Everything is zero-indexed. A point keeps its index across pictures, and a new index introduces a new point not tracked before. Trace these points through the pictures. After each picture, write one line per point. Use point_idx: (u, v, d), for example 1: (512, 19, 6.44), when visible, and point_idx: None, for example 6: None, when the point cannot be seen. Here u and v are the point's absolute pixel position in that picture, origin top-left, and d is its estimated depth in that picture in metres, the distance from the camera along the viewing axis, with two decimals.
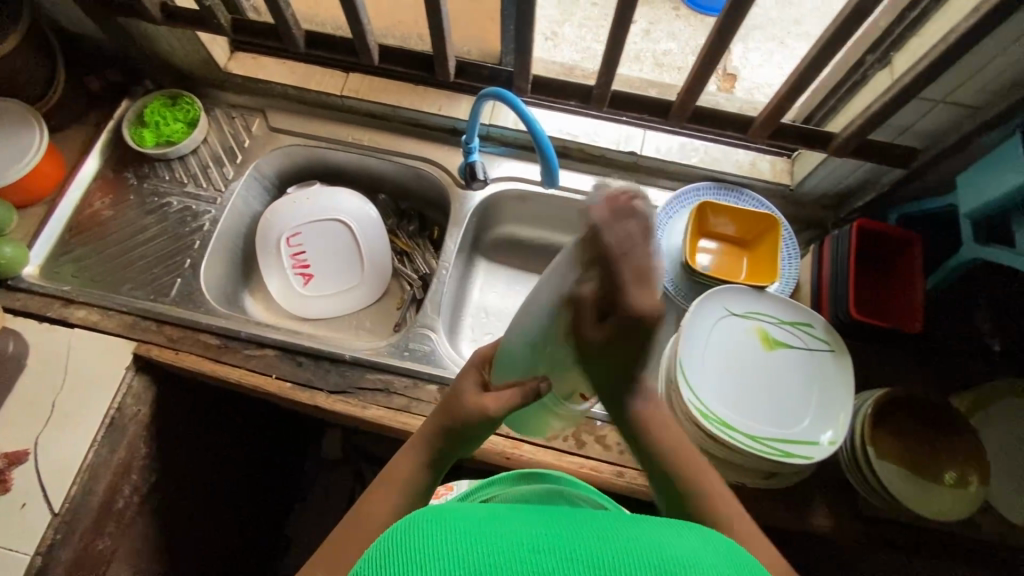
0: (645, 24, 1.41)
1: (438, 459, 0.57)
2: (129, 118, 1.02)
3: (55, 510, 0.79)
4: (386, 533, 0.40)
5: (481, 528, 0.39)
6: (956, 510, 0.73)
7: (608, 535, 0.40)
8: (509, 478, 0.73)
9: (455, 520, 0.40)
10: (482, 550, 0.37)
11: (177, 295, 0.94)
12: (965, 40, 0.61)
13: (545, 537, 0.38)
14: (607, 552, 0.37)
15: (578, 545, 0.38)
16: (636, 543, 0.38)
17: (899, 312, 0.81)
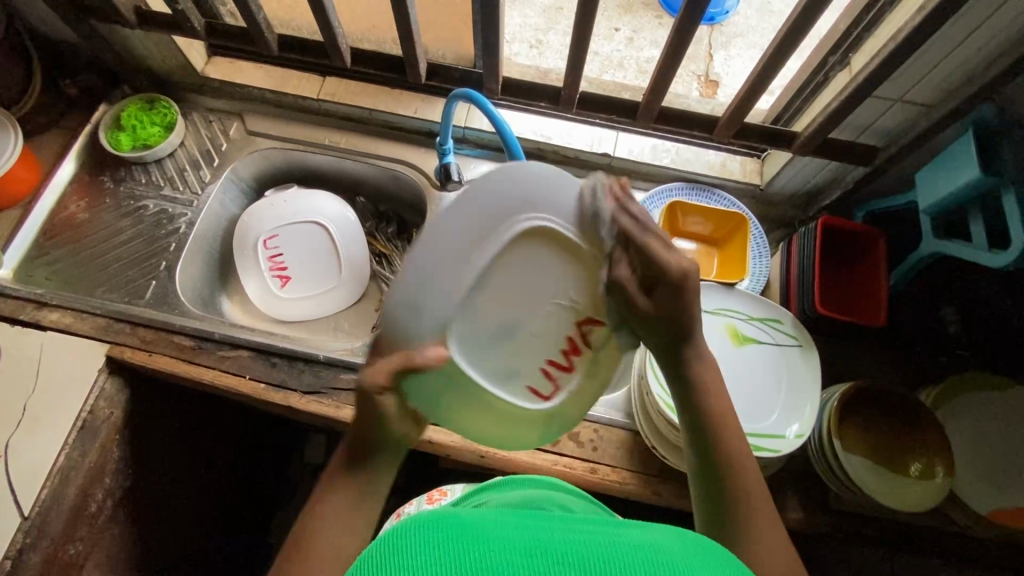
0: (629, 32, 1.43)
1: (360, 467, 0.49)
2: (106, 122, 1.03)
3: (25, 514, 0.79)
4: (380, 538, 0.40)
5: (473, 534, 0.40)
6: (926, 501, 0.73)
7: (592, 537, 0.41)
8: (497, 484, 0.74)
9: (447, 524, 0.41)
10: (475, 553, 0.38)
11: (152, 297, 0.95)
12: (912, 39, 0.63)
13: (536, 542, 0.40)
14: (596, 553, 0.39)
15: (569, 549, 0.39)
16: (621, 544, 0.40)
17: (864, 307, 0.82)
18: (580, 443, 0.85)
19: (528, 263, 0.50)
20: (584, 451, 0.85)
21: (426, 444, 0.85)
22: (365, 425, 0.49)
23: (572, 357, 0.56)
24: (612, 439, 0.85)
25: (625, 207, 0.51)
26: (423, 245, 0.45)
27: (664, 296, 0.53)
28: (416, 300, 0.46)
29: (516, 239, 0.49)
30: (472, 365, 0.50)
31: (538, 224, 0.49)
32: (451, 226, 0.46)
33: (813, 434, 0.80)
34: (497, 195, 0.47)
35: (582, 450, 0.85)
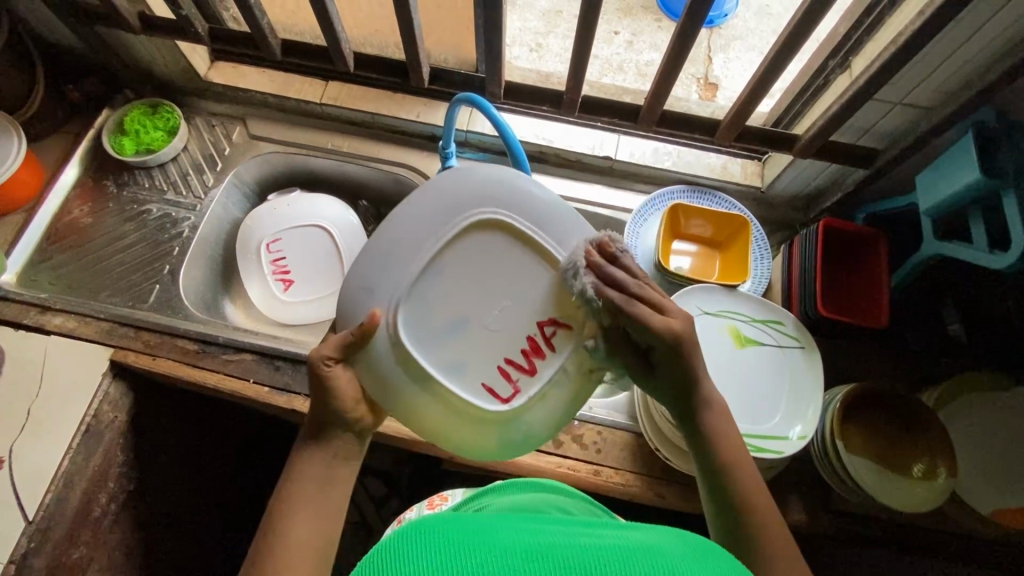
0: (628, 35, 1.44)
1: (319, 446, 0.53)
2: (109, 127, 1.03)
3: (29, 518, 0.78)
4: (382, 544, 0.41)
5: (475, 541, 0.40)
6: (926, 501, 0.74)
7: (592, 544, 0.41)
8: (500, 488, 0.74)
9: (449, 533, 0.41)
10: (477, 560, 0.38)
11: (155, 301, 0.95)
12: (913, 42, 0.64)
13: (537, 549, 0.40)
14: (595, 558, 0.39)
15: (570, 555, 0.39)
16: (621, 550, 0.40)
17: (866, 309, 0.83)
18: (584, 445, 0.85)
19: (479, 258, 0.58)
20: (588, 453, 0.85)
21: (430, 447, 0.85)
22: (319, 403, 0.55)
23: (534, 359, 0.59)
24: (615, 441, 0.85)
25: (602, 267, 0.57)
26: (382, 234, 0.57)
27: (661, 360, 0.59)
28: (372, 278, 0.56)
29: (465, 235, 0.57)
30: (423, 349, 0.57)
31: (485, 216, 0.57)
32: (405, 219, 0.57)
33: (816, 436, 0.80)
34: (448, 195, 0.57)
35: (585, 452, 0.85)
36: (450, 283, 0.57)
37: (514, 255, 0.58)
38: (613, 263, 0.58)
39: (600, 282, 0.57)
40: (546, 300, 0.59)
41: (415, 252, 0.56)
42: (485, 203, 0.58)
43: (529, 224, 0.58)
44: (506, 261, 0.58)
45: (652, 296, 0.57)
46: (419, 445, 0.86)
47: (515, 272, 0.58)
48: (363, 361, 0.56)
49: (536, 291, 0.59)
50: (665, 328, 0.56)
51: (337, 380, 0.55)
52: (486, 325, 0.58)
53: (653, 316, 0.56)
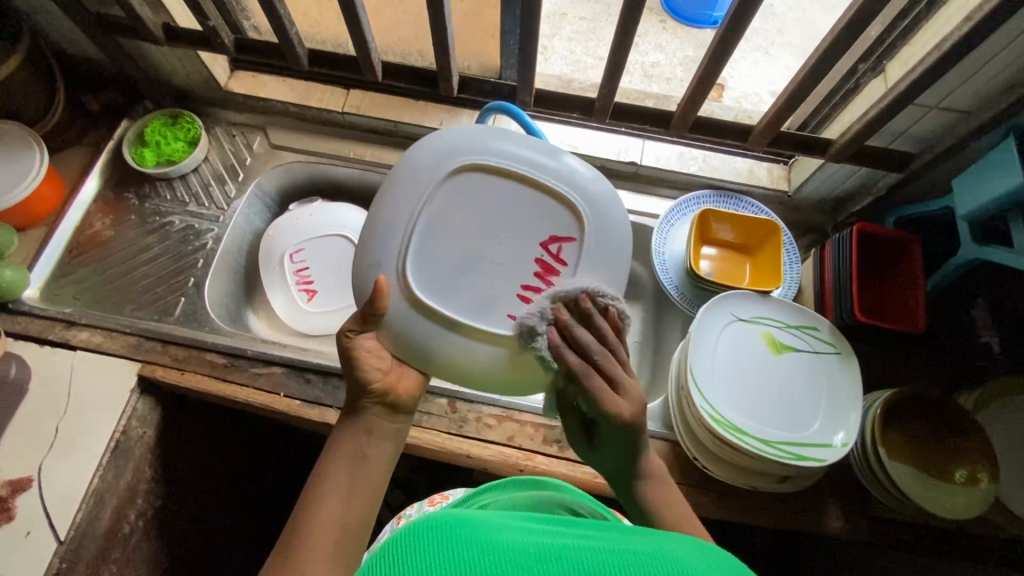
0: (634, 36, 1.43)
1: (353, 425, 0.57)
2: (130, 138, 1.02)
3: (61, 538, 0.78)
4: (390, 539, 0.41)
5: (484, 539, 0.40)
6: (971, 508, 0.74)
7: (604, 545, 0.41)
8: (508, 484, 0.72)
9: (460, 531, 0.41)
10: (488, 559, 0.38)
11: (181, 314, 0.94)
12: (959, 48, 0.63)
13: (546, 549, 0.40)
14: (607, 562, 0.39)
15: (578, 557, 0.39)
16: (635, 555, 0.40)
17: (902, 314, 0.82)
18: None
19: (468, 203, 0.64)
20: None
21: (464, 457, 0.84)
22: (351, 380, 0.58)
23: (549, 279, 0.64)
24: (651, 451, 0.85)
25: (569, 324, 0.57)
26: (372, 217, 0.63)
27: (605, 439, 0.59)
28: (374, 255, 0.62)
29: (448, 186, 0.64)
30: (445, 300, 0.62)
31: (445, 170, 0.63)
32: (388, 195, 0.63)
33: (857, 443, 0.80)
34: (416, 162, 0.64)
35: None
36: (453, 236, 0.63)
37: (500, 193, 0.64)
38: (586, 319, 0.58)
39: (560, 342, 0.56)
40: (539, 224, 0.65)
41: (406, 219, 0.62)
42: (452, 153, 0.64)
43: (501, 156, 0.65)
44: (484, 179, 0.64)
45: (611, 370, 0.55)
46: (452, 457, 0.85)
47: (508, 209, 0.64)
48: (387, 325, 0.61)
49: (534, 223, 0.65)
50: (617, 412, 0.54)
51: (365, 353, 0.59)
52: (493, 262, 0.63)
53: (607, 395, 0.54)
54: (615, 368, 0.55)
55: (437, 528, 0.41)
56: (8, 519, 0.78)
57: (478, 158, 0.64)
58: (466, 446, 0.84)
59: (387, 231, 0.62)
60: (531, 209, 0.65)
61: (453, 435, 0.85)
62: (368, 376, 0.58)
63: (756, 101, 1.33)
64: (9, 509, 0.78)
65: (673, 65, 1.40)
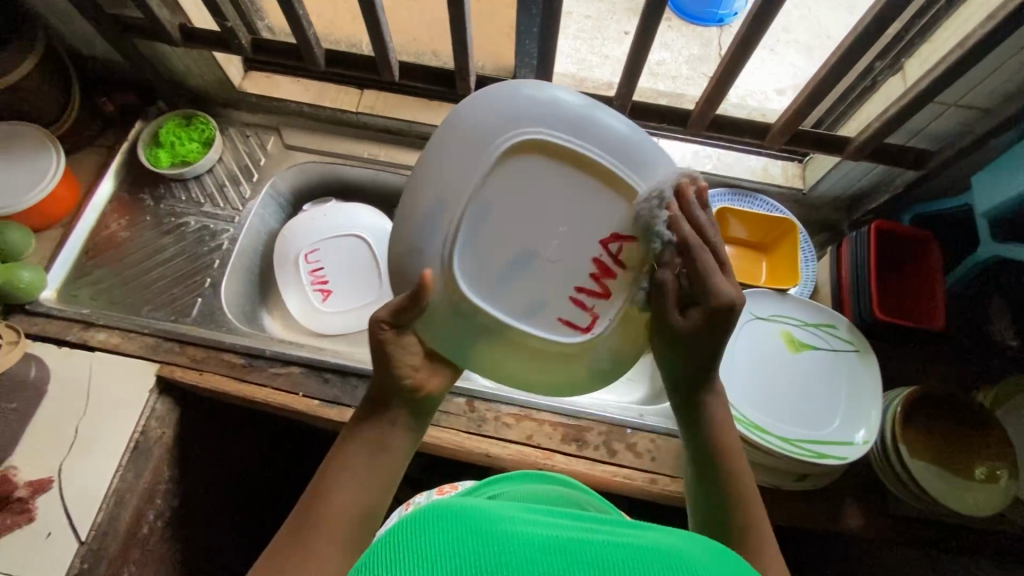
0: None
1: (376, 422, 0.57)
2: (144, 139, 1.02)
3: (82, 538, 0.78)
4: (398, 527, 0.42)
5: (489, 529, 0.41)
6: (992, 505, 0.74)
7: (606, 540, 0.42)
8: (510, 478, 0.71)
9: (466, 520, 0.42)
10: (493, 551, 0.39)
11: (198, 315, 0.95)
12: (983, 45, 0.63)
13: (550, 541, 0.41)
14: (609, 558, 0.39)
15: (580, 551, 0.40)
16: (637, 551, 0.40)
17: (921, 311, 0.82)
18: (639, 454, 0.84)
19: (524, 188, 0.57)
20: (643, 462, 0.84)
21: (482, 456, 0.84)
22: (381, 375, 0.57)
23: (606, 281, 0.59)
24: (669, 449, 0.84)
25: (683, 211, 0.57)
26: (416, 192, 0.57)
27: (698, 320, 0.57)
28: (417, 241, 0.56)
29: (504, 165, 0.57)
30: (491, 300, 0.58)
31: (502, 146, 0.56)
32: (435, 171, 0.56)
33: (876, 441, 0.80)
34: (469, 135, 0.56)
35: (640, 461, 0.84)
36: (504, 226, 0.58)
37: (560, 178, 0.58)
38: (697, 205, 0.57)
39: (676, 213, 0.57)
40: (602, 218, 0.58)
41: (454, 203, 0.56)
42: (511, 127, 0.56)
43: (568, 135, 0.57)
44: (545, 160, 0.57)
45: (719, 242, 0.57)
46: (471, 456, 0.85)
47: (568, 196, 0.58)
48: (421, 323, 0.58)
49: (598, 217, 0.58)
50: (729, 292, 0.55)
51: (397, 345, 0.57)
52: (547, 258, 0.58)
53: (715, 274, 0.56)
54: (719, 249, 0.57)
55: (439, 519, 0.42)
56: (29, 521, 0.78)
57: (541, 133, 0.57)
58: (485, 445, 0.85)
59: (434, 213, 0.56)
60: (596, 198, 0.58)
61: (472, 434, 0.85)
62: (400, 373, 0.57)
63: (761, 99, 1.31)
64: (30, 510, 0.78)
65: (679, 63, 1.40)
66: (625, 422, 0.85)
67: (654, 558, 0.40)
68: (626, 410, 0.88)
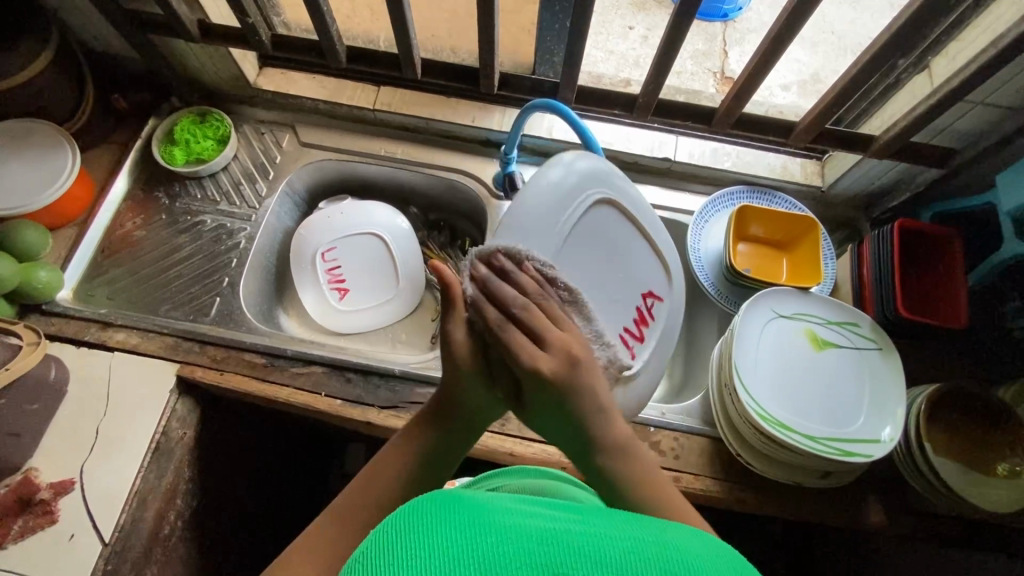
0: (643, 29, 1.42)
1: (429, 431, 0.58)
2: (159, 136, 1.01)
3: (106, 540, 0.77)
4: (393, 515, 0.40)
5: (487, 519, 0.39)
6: (1016, 501, 0.73)
7: (610, 532, 0.39)
8: (517, 472, 0.73)
9: (462, 510, 0.39)
10: (492, 541, 0.36)
11: (217, 314, 0.94)
12: (1021, 43, 0.63)
13: (553, 530, 0.38)
14: (616, 553, 0.37)
15: (583, 542, 0.37)
16: (645, 547, 0.38)
17: (942, 309, 0.83)
18: (662, 452, 0.84)
19: (608, 234, 0.68)
20: (666, 460, 0.84)
21: (505, 456, 0.84)
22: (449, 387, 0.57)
23: (642, 328, 0.72)
24: (693, 447, 0.84)
25: (490, 279, 0.55)
26: (541, 190, 0.59)
27: (533, 397, 0.56)
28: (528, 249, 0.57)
29: (603, 213, 0.67)
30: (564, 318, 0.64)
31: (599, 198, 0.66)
32: (566, 184, 0.62)
33: (901, 438, 0.80)
34: (580, 178, 0.63)
35: (663, 459, 0.84)
36: (589, 254, 0.66)
37: (620, 242, 0.70)
38: (502, 276, 0.56)
39: (480, 296, 0.55)
40: (640, 281, 0.72)
41: (572, 215, 0.62)
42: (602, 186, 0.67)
43: (635, 210, 0.71)
44: (613, 227, 0.69)
45: (535, 313, 0.55)
46: (494, 456, 0.85)
47: (629, 257, 0.71)
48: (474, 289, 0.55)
49: (639, 278, 0.72)
50: (537, 364, 0.54)
51: (459, 353, 0.55)
52: (608, 292, 0.68)
53: (526, 349, 0.54)
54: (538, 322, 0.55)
55: (433, 507, 0.40)
56: (51, 523, 0.77)
57: (618, 202, 0.69)
58: (508, 444, 0.84)
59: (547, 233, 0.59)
60: (638, 263, 0.72)
61: (495, 433, 0.85)
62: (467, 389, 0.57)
63: (768, 95, 1.30)
64: (52, 512, 0.77)
65: (686, 58, 1.39)
66: (647, 420, 0.85)
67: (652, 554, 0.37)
68: (648, 407, 0.88)
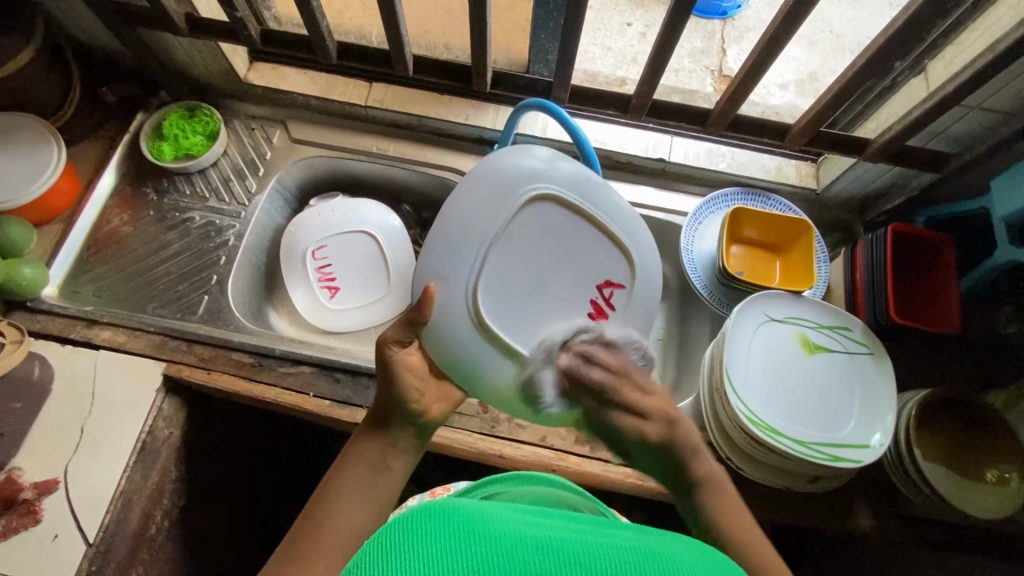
0: (642, 27, 1.41)
1: (377, 440, 0.56)
2: (147, 131, 1.00)
3: (90, 540, 0.76)
4: (390, 524, 0.40)
5: (483, 529, 0.39)
6: (1005, 510, 0.74)
7: (604, 541, 0.39)
8: (511, 478, 0.72)
9: (457, 519, 0.39)
10: (487, 550, 0.37)
11: (205, 312, 0.93)
12: (1015, 49, 0.62)
13: (548, 542, 0.38)
14: (609, 561, 0.37)
15: (576, 552, 0.37)
16: (639, 554, 0.38)
17: (934, 314, 0.83)
18: None
19: (545, 230, 0.65)
20: None
21: (496, 458, 0.84)
22: (388, 391, 0.58)
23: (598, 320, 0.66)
24: None
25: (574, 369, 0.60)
26: (444, 222, 0.63)
27: (636, 450, 0.60)
28: (441, 272, 0.61)
29: (527, 212, 0.64)
30: (502, 324, 0.63)
31: (525, 194, 0.63)
32: (470, 202, 0.63)
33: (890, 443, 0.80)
34: (494, 184, 0.63)
35: None
36: (529, 253, 0.64)
37: (563, 232, 0.65)
38: (587, 360, 0.61)
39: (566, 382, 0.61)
40: (595, 269, 0.66)
41: (492, 221, 0.62)
42: (529, 182, 0.64)
43: (577, 195, 0.65)
44: (554, 215, 0.65)
45: (629, 389, 0.59)
46: (483, 457, 0.84)
47: (582, 243, 0.66)
48: (426, 337, 0.62)
49: (593, 264, 0.66)
50: (639, 434, 0.58)
51: (404, 365, 0.59)
52: (556, 291, 0.64)
53: (626, 421, 0.59)
54: (632, 392, 0.59)
55: (429, 517, 0.40)
56: (34, 523, 0.76)
57: (555, 189, 0.65)
58: (498, 446, 0.84)
59: (459, 250, 0.61)
60: (591, 250, 0.66)
61: (485, 435, 0.85)
62: (407, 387, 0.58)
63: (766, 94, 1.29)
64: (36, 512, 0.76)
65: (685, 57, 1.38)
66: None
67: (645, 559, 0.37)
68: None
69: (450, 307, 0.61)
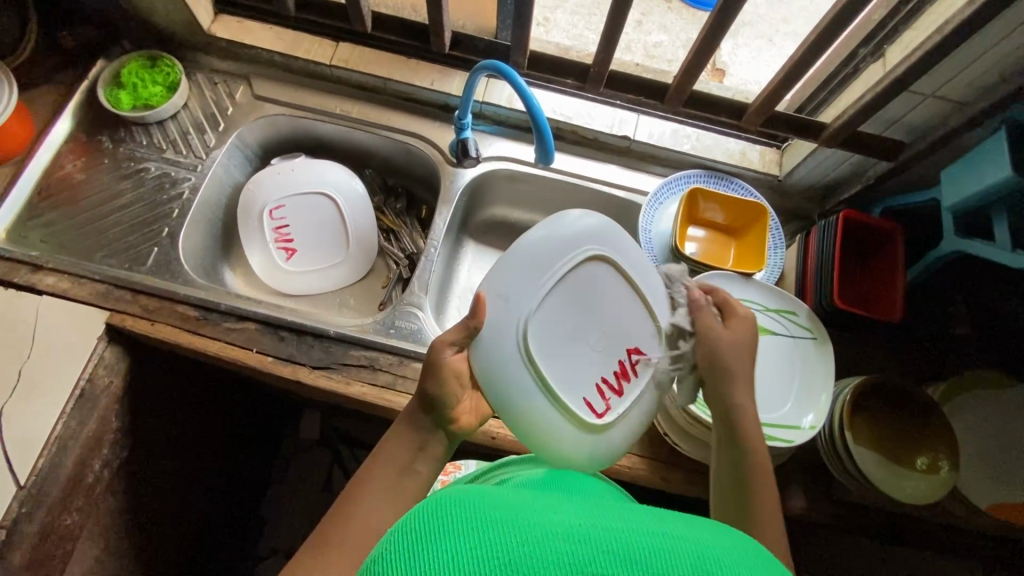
0: (637, 15, 1.38)
1: (409, 437, 0.58)
2: (105, 79, 0.98)
3: (21, 483, 0.75)
4: (406, 519, 0.35)
5: (510, 514, 0.34)
6: (928, 495, 0.75)
7: (637, 523, 0.35)
8: (522, 461, 0.71)
9: (477, 505, 0.35)
10: (514, 537, 0.32)
11: (153, 264, 0.91)
12: (960, 31, 0.62)
13: (581, 524, 0.34)
14: (645, 545, 0.33)
15: (611, 535, 0.33)
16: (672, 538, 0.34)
17: (877, 303, 0.83)
18: None
19: (595, 292, 0.64)
20: None
21: None
22: (430, 392, 0.58)
23: (622, 381, 0.64)
24: None
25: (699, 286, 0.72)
26: (512, 253, 0.62)
27: (737, 330, 0.67)
28: (503, 290, 0.60)
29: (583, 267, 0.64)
30: (546, 362, 0.61)
31: (592, 251, 0.64)
32: (534, 246, 0.62)
33: (824, 428, 0.80)
34: (571, 227, 0.64)
35: None
36: (578, 305, 0.64)
37: (613, 297, 0.65)
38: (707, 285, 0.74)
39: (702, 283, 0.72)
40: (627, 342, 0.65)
41: (562, 264, 0.62)
42: (597, 240, 0.65)
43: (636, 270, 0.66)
44: (608, 283, 0.65)
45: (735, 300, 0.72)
46: None
47: (622, 309, 0.65)
48: (478, 348, 0.60)
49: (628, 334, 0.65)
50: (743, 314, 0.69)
51: (450, 371, 0.59)
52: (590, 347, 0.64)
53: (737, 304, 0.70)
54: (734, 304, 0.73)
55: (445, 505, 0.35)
56: None
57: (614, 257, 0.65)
58: None
59: (526, 277, 0.61)
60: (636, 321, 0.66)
61: None
62: (449, 394, 0.59)
63: (752, 87, 1.26)
64: None
65: (675, 46, 1.35)
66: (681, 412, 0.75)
67: (695, 549, 0.33)
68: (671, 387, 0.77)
69: (503, 329, 0.59)
